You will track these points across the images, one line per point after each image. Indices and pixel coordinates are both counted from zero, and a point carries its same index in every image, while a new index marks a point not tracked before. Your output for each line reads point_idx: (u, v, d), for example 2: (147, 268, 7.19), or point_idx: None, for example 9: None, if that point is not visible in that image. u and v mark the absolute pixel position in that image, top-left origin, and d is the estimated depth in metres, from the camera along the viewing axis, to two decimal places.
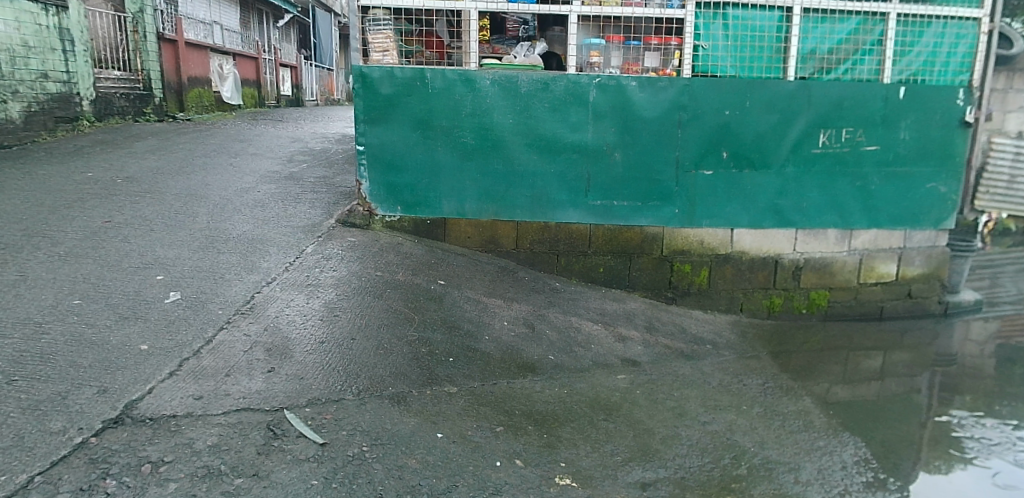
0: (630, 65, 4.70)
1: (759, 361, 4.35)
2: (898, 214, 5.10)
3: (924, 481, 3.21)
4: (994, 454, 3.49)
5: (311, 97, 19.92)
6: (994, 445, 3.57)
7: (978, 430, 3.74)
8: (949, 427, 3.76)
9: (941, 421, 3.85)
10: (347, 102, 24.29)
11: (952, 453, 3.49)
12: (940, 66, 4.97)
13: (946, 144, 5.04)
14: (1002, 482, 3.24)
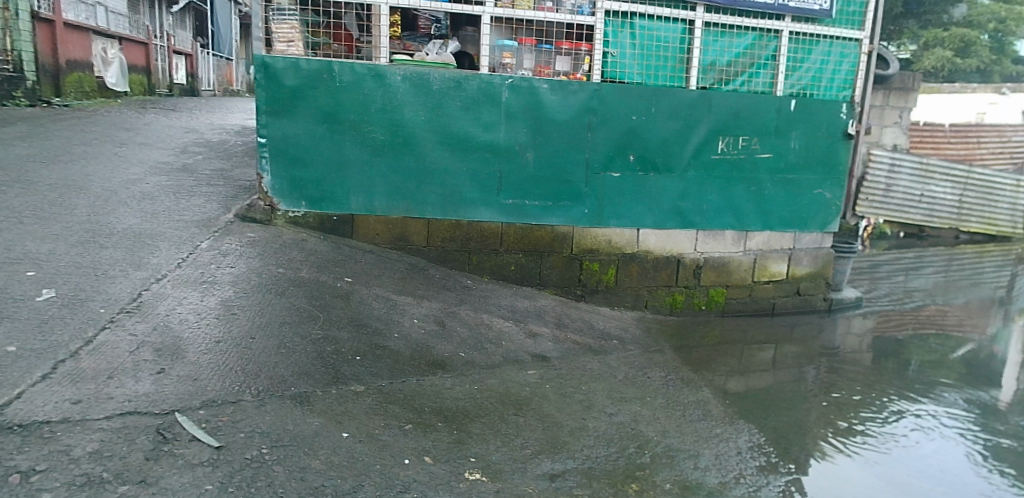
0: (542, 68, 4.78)
1: (662, 354, 4.55)
2: (789, 217, 5.46)
3: (811, 465, 3.45)
4: (871, 441, 3.80)
5: (207, 86, 18.95)
6: (870, 433, 3.90)
7: (855, 417, 4.09)
8: (830, 415, 4.08)
9: (824, 408, 4.17)
10: (246, 94, 23.26)
11: (835, 440, 3.77)
12: (826, 82, 5.35)
13: (831, 155, 5.44)
14: (877, 465, 3.54)
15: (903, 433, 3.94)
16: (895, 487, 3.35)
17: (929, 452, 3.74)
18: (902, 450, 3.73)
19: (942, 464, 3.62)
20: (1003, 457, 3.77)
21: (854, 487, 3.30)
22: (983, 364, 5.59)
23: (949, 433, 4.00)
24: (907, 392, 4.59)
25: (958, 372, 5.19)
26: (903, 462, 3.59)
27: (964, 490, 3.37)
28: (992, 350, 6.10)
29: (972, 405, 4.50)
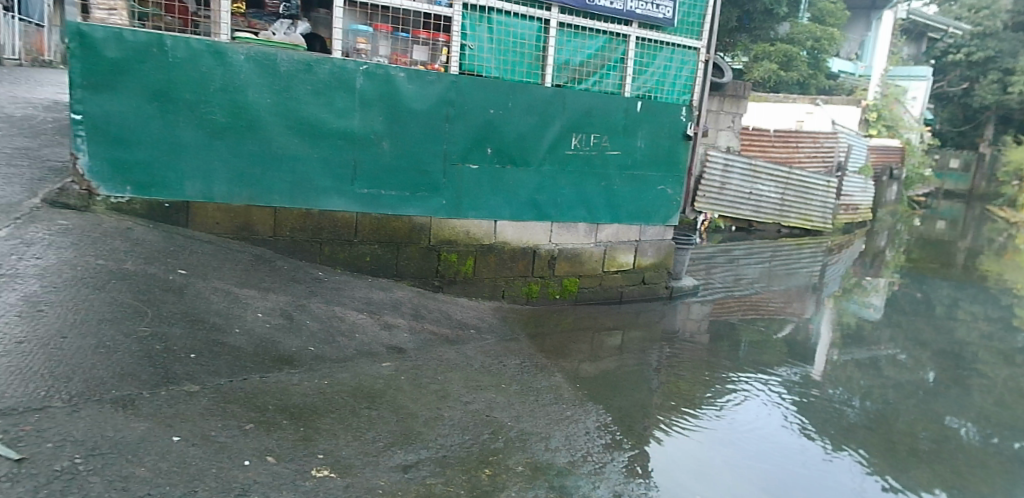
0: (398, 56, 4.71)
1: (518, 343, 4.68)
2: (635, 211, 5.83)
3: (651, 443, 3.71)
4: (703, 419, 4.16)
5: (13, 55, 16.66)
6: (702, 412, 4.26)
7: (692, 398, 4.46)
8: (670, 395, 4.42)
9: (665, 390, 4.51)
10: (64, 66, 20.73)
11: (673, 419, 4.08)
12: (668, 87, 5.76)
13: (672, 154, 5.87)
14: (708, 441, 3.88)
15: (734, 411, 4.35)
16: (726, 459, 3.69)
17: (755, 427, 4.16)
18: (733, 426, 4.11)
19: (766, 437, 4.05)
20: (813, 427, 4.29)
21: (691, 461, 3.60)
22: (799, 344, 6.32)
23: (772, 409, 4.48)
24: (736, 372, 5.08)
25: (777, 352, 5.83)
26: (734, 437, 3.97)
27: (782, 459, 3.79)
28: (806, 331, 6.91)
29: (789, 382, 5.07)
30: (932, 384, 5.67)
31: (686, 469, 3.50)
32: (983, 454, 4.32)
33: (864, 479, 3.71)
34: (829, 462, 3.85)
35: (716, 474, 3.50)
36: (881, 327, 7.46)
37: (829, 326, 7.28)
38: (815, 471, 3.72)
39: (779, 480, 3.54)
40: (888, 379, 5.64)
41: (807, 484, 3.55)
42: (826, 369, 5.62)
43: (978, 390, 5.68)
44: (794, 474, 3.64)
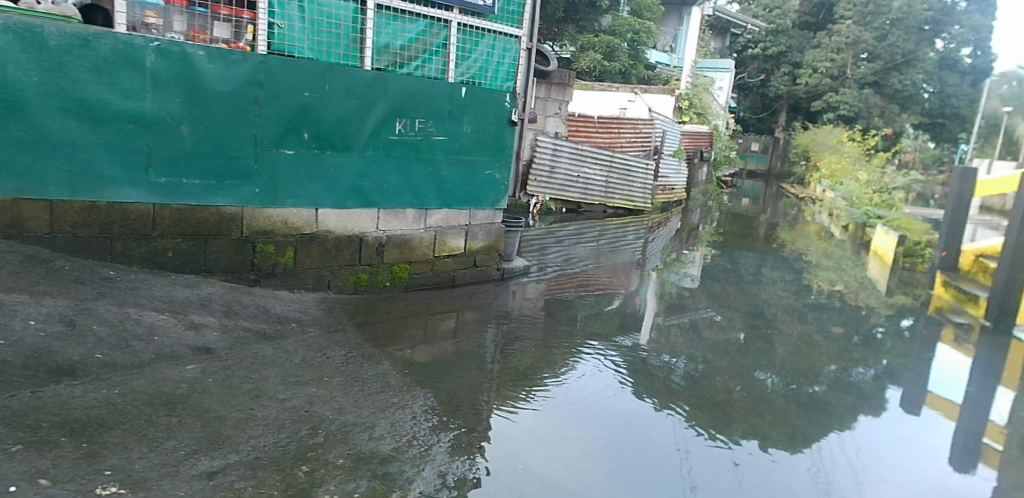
0: (197, 33, 4.43)
1: (343, 333, 4.56)
2: (464, 196, 5.90)
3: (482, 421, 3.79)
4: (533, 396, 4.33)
5: None
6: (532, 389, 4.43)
7: (529, 377, 4.62)
8: (500, 374, 4.56)
9: (495, 370, 4.64)
10: None
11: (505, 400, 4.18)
12: (491, 74, 5.87)
13: (499, 139, 5.99)
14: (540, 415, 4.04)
15: (570, 386, 4.57)
16: (562, 431, 3.87)
17: (589, 400, 4.40)
18: (569, 401, 4.33)
19: (599, 408, 4.30)
20: (640, 396, 4.64)
21: (529, 436, 3.73)
22: (627, 315, 6.81)
23: (605, 382, 4.77)
24: (564, 347, 5.35)
25: (602, 324, 6.22)
26: (570, 410, 4.18)
27: (612, 426, 4.05)
28: (634, 302, 7.45)
29: (617, 354, 5.43)
30: (741, 343, 6.40)
31: (524, 444, 3.62)
32: (782, 402, 4.95)
33: (683, 438, 4.07)
34: (654, 425, 4.19)
35: (553, 445, 3.66)
36: (697, 295, 8.24)
37: (653, 296, 7.89)
38: (641, 436, 4.02)
39: (610, 447, 3.79)
40: (705, 341, 6.26)
41: (634, 448, 3.84)
42: (651, 337, 6.10)
43: (778, 345, 6.51)
44: (623, 440, 3.91)
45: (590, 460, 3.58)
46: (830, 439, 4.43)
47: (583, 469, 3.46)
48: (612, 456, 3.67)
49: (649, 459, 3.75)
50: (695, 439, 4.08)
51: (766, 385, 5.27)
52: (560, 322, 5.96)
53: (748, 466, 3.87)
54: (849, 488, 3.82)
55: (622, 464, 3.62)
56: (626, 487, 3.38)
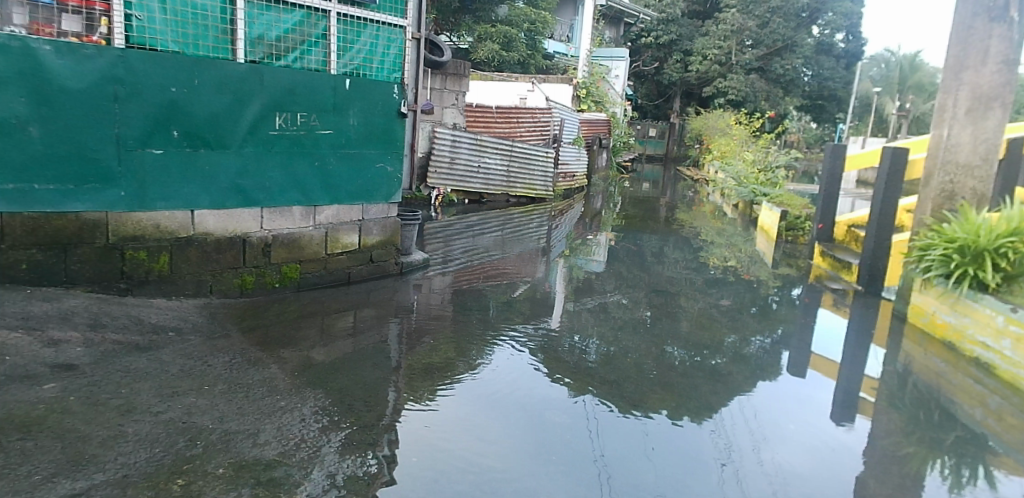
0: (41, 26, 4.17)
1: (228, 339, 4.38)
2: (355, 191, 5.85)
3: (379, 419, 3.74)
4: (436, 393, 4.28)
5: None
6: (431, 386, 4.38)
7: (439, 373, 4.63)
8: (404, 373, 4.52)
9: (400, 369, 4.59)
10: None
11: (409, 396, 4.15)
12: (377, 65, 5.78)
13: (389, 131, 5.95)
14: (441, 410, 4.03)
15: (484, 378, 4.64)
16: (469, 425, 3.88)
17: (503, 390, 4.48)
18: (483, 393, 4.39)
19: (513, 398, 4.39)
20: (554, 381, 4.77)
21: (439, 433, 3.71)
22: (537, 302, 6.91)
23: (519, 371, 4.87)
24: (470, 341, 5.36)
25: (510, 315, 6.27)
26: (484, 402, 4.24)
27: (526, 414, 4.15)
28: (543, 288, 7.57)
29: (525, 343, 5.51)
30: (649, 321, 6.65)
31: (436, 438, 3.65)
32: (687, 375, 5.19)
33: (595, 416, 4.23)
34: (553, 408, 4.29)
35: (466, 437, 3.71)
36: (604, 277, 8.47)
37: (562, 281, 8.04)
38: (541, 420, 4.11)
39: (523, 433, 3.88)
40: (611, 322, 6.46)
41: (548, 432, 3.95)
42: (561, 323, 6.23)
43: (682, 320, 6.81)
44: (535, 426, 4.02)
45: (503, 447, 3.66)
46: (730, 406, 4.68)
47: (497, 460, 3.51)
48: (525, 442, 3.77)
49: (562, 440, 3.87)
50: (606, 417, 4.25)
51: (673, 359, 5.54)
52: (471, 317, 5.95)
53: (657, 437, 4.08)
54: (749, 445, 4.09)
55: (535, 448, 3.72)
56: (539, 473, 3.46)
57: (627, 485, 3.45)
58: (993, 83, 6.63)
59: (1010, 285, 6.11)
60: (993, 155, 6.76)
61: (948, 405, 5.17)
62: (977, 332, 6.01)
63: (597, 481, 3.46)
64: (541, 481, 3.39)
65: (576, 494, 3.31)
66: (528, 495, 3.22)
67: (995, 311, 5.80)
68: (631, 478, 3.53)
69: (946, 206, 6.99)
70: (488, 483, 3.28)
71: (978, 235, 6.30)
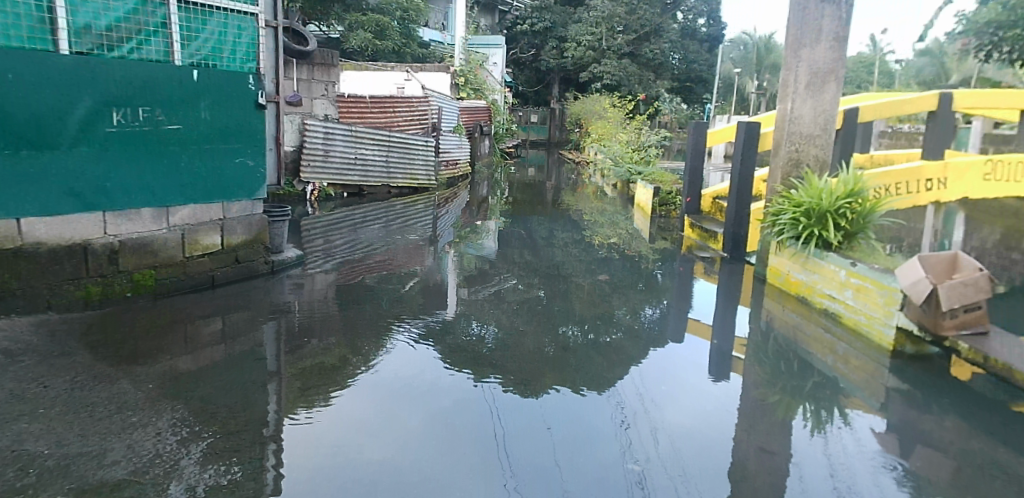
0: None
1: (71, 357, 4.06)
2: (212, 188, 5.71)
3: (253, 426, 3.56)
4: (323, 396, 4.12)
5: None
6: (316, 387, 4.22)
7: (330, 372, 4.51)
8: (285, 376, 4.34)
9: (279, 372, 4.40)
10: None
11: (300, 400, 3.99)
12: (228, 54, 5.64)
13: (244, 123, 5.88)
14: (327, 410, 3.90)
15: (382, 373, 4.57)
16: (359, 423, 3.77)
17: (402, 382, 4.44)
18: (382, 388, 4.33)
19: (412, 389, 4.35)
20: (454, 368, 4.78)
21: (330, 436, 3.57)
22: (429, 293, 6.84)
23: (419, 362, 4.84)
24: (357, 338, 5.22)
25: (401, 309, 6.16)
26: (383, 397, 4.18)
27: (408, 403, 4.11)
28: (436, 278, 7.49)
29: (415, 334, 5.47)
30: (542, 302, 6.75)
31: (332, 439, 3.54)
32: (578, 352, 5.33)
33: (495, 399, 4.28)
34: (432, 394, 4.29)
35: (364, 433, 3.65)
36: (496, 263, 8.52)
37: (454, 270, 7.99)
38: (419, 407, 4.09)
39: (423, 422, 3.86)
40: (505, 306, 6.51)
41: (447, 419, 3.95)
42: (454, 312, 6.21)
43: (575, 299, 6.98)
44: (435, 413, 4.01)
45: (401, 437, 3.62)
46: (618, 376, 4.86)
47: (394, 455, 3.43)
48: (426, 430, 3.76)
49: (463, 424, 3.88)
50: (506, 398, 4.31)
51: (566, 338, 5.66)
52: (357, 315, 5.80)
53: (556, 412, 4.18)
54: (641, 412, 4.25)
55: (435, 435, 3.72)
56: (438, 461, 3.42)
57: (526, 460, 3.52)
58: (828, 59, 7.27)
59: (849, 241, 6.78)
60: (830, 125, 7.42)
61: (805, 354, 5.67)
62: (824, 286, 6.61)
63: (497, 460, 3.50)
64: (446, 469, 3.35)
65: (481, 477, 3.30)
66: (435, 486, 3.18)
67: (838, 266, 6.41)
68: (529, 453, 3.60)
69: (793, 174, 7.61)
70: (392, 476, 3.22)
71: (820, 198, 6.88)
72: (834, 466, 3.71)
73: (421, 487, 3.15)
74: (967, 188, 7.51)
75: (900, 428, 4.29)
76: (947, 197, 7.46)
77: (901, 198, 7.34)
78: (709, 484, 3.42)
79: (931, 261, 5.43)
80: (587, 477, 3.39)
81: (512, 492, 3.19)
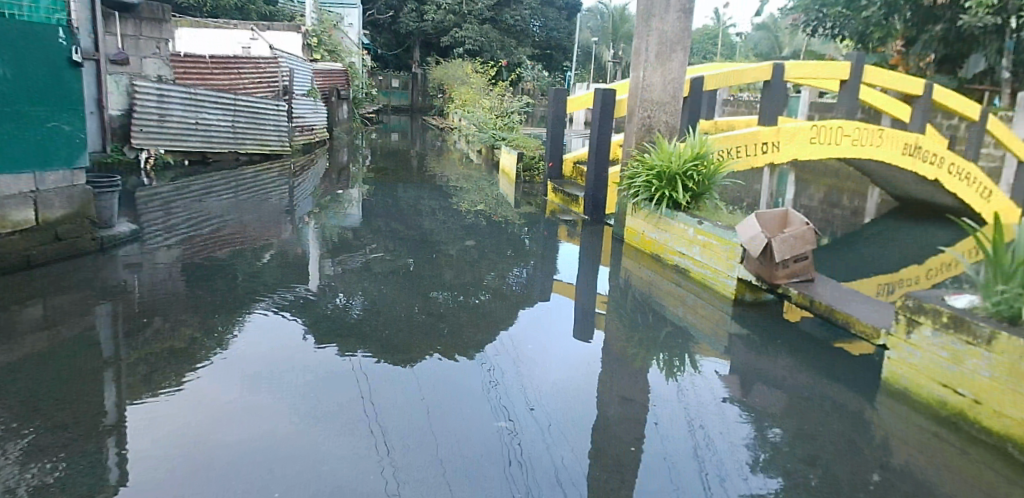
0: None
1: None
2: (20, 158, 5.00)
3: (85, 418, 3.30)
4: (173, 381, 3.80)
5: None
6: (162, 373, 3.88)
7: (179, 355, 4.16)
8: (123, 362, 3.98)
9: (117, 359, 4.03)
10: None
11: (146, 388, 3.67)
12: (27, 4, 5.04)
13: (55, 83, 5.25)
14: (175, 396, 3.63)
15: (239, 352, 4.29)
16: (214, 408, 3.51)
17: (262, 359, 4.21)
18: (241, 368, 4.06)
19: (274, 366, 4.13)
20: (319, 341, 4.59)
21: (182, 425, 3.30)
22: (288, 265, 6.48)
23: (281, 337, 4.60)
24: (208, 318, 4.84)
25: (257, 284, 5.78)
26: (242, 377, 3.93)
27: (267, 382, 3.89)
28: (295, 250, 7.10)
29: (276, 309, 5.17)
30: (409, 271, 6.63)
31: (184, 428, 3.27)
32: (447, 318, 5.30)
33: (364, 369, 4.16)
34: (293, 370, 4.08)
35: (220, 417, 3.41)
36: (361, 232, 8.24)
37: (315, 241, 7.61)
38: (280, 384, 3.88)
39: (287, 399, 3.67)
40: (372, 276, 6.31)
41: (313, 394, 3.79)
42: (317, 284, 5.93)
43: (443, 266, 6.93)
44: (300, 389, 3.83)
45: (263, 419, 3.43)
46: (487, 340, 4.89)
47: (256, 438, 3.23)
48: (290, 408, 3.58)
49: (330, 399, 3.73)
50: (375, 368, 4.21)
51: (435, 305, 5.60)
52: (208, 294, 5.37)
53: (427, 377, 4.14)
54: (511, 373, 4.31)
55: (300, 409, 3.57)
56: (306, 438, 3.28)
57: (398, 428, 3.46)
58: (675, 29, 7.64)
59: (696, 202, 7.26)
60: (678, 93, 7.84)
61: (659, 307, 6.04)
62: (675, 244, 7.06)
63: (367, 431, 3.40)
64: (315, 445, 3.22)
65: (353, 449, 3.21)
66: (304, 464, 3.04)
67: (686, 224, 6.85)
68: (401, 421, 3.54)
69: (646, 138, 7.99)
70: (256, 459, 3.04)
71: (670, 161, 7.26)
72: (685, 408, 3.98)
73: (287, 467, 3.00)
74: (795, 150, 8.27)
75: (742, 370, 4.70)
76: (779, 159, 8.15)
77: (740, 160, 7.87)
78: (575, 433, 3.56)
79: (766, 218, 5.91)
80: (460, 439, 3.40)
81: (385, 459, 3.14)
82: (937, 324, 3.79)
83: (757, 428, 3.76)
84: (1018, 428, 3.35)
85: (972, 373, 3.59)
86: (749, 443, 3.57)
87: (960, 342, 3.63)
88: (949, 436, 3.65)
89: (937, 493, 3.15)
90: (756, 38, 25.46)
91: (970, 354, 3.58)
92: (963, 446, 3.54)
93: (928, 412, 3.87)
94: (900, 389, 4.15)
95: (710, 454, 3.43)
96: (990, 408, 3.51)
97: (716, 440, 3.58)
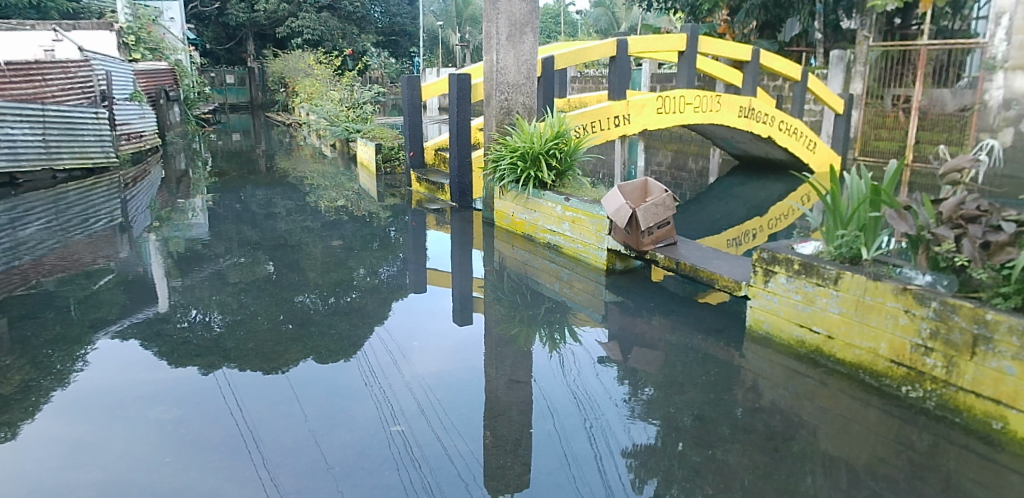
0: None
1: None
2: None
3: None
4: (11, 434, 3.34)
5: None
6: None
7: (9, 407, 3.61)
8: None
9: None
10: None
11: None
12: None
13: None
14: (10, 451, 3.17)
15: (87, 393, 3.79)
16: (59, 460, 3.09)
17: (110, 397, 3.74)
18: (90, 410, 3.58)
19: (131, 403, 3.67)
20: (181, 367, 4.15)
21: (22, 485, 2.88)
22: (131, 288, 5.83)
23: (133, 370, 4.10)
24: (40, 362, 4.23)
25: (95, 315, 5.10)
26: (92, 420, 3.46)
27: (119, 420, 3.46)
28: (137, 270, 6.39)
29: (125, 339, 4.63)
30: (272, 279, 6.19)
31: (26, 488, 2.85)
32: (321, 323, 5.01)
33: (233, 391, 3.80)
34: (149, 404, 3.65)
35: (71, 473, 2.98)
36: (211, 242, 7.57)
37: (159, 257, 6.89)
38: (138, 419, 3.47)
39: (149, 438, 3.27)
40: (230, 288, 5.83)
41: (179, 427, 3.40)
42: (171, 306, 5.37)
43: (308, 269, 6.56)
44: (162, 425, 3.42)
45: (122, 460, 3.07)
46: (366, 338, 4.69)
47: (117, 482, 2.90)
48: (154, 446, 3.19)
49: (198, 428, 3.39)
50: (248, 387, 3.86)
51: (307, 312, 5.28)
52: (38, 333, 4.70)
53: (307, 388, 3.86)
54: (392, 368, 4.16)
55: (166, 442, 3.23)
56: (175, 472, 2.98)
57: (280, 448, 3.18)
58: (523, 11, 7.73)
59: (561, 179, 7.38)
60: (532, 74, 7.93)
61: (535, 285, 6.13)
62: (545, 222, 7.19)
63: (248, 458, 3.10)
64: (188, 479, 2.93)
65: (229, 476, 2.96)
66: None
67: (554, 202, 6.99)
68: (281, 437, 3.29)
69: (505, 121, 8.00)
70: None
71: (532, 141, 7.31)
72: (571, 382, 4.02)
73: None
74: (644, 121, 8.69)
75: (620, 335, 4.87)
76: (630, 130, 8.53)
77: (597, 135, 8.13)
78: (470, 424, 3.46)
79: (628, 189, 6.15)
80: (350, 447, 3.18)
81: (269, 480, 2.92)
82: (791, 272, 4.09)
83: (643, 390, 3.88)
84: (866, 356, 3.73)
85: (823, 310, 3.93)
86: (636, 405, 3.69)
87: (811, 285, 3.96)
88: (809, 371, 3.96)
89: (804, 424, 3.44)
90: (596, 14, 26.40)
91: (820, 294, 3.92)
92: (821, 378, 3.87)
93: (789, 352, 4.19)
94: (763, 335, 4.46)
95: (603, 424, 3.48)
96: (841, 341, 3.87)
97: (607, 410, 3.65)
